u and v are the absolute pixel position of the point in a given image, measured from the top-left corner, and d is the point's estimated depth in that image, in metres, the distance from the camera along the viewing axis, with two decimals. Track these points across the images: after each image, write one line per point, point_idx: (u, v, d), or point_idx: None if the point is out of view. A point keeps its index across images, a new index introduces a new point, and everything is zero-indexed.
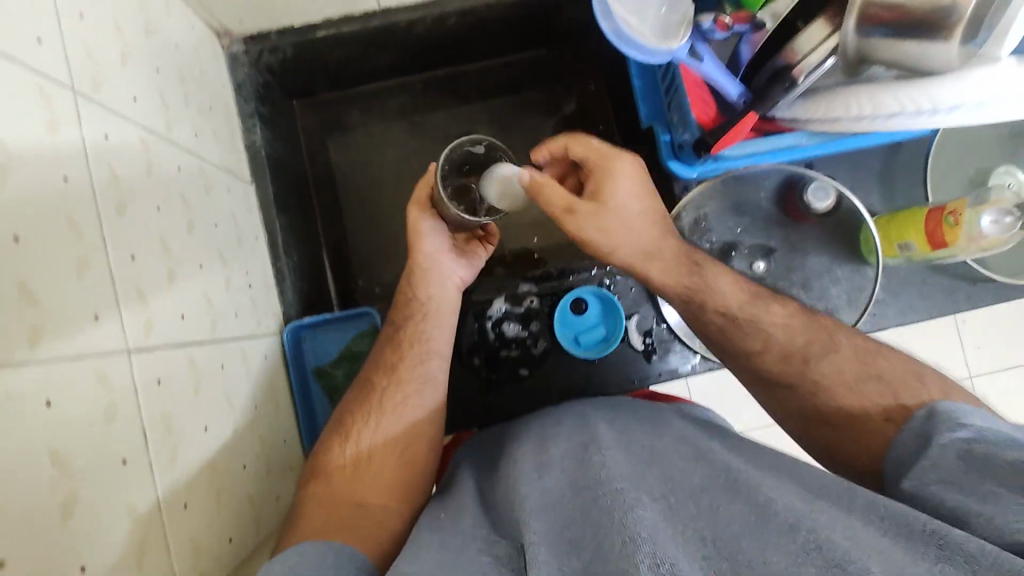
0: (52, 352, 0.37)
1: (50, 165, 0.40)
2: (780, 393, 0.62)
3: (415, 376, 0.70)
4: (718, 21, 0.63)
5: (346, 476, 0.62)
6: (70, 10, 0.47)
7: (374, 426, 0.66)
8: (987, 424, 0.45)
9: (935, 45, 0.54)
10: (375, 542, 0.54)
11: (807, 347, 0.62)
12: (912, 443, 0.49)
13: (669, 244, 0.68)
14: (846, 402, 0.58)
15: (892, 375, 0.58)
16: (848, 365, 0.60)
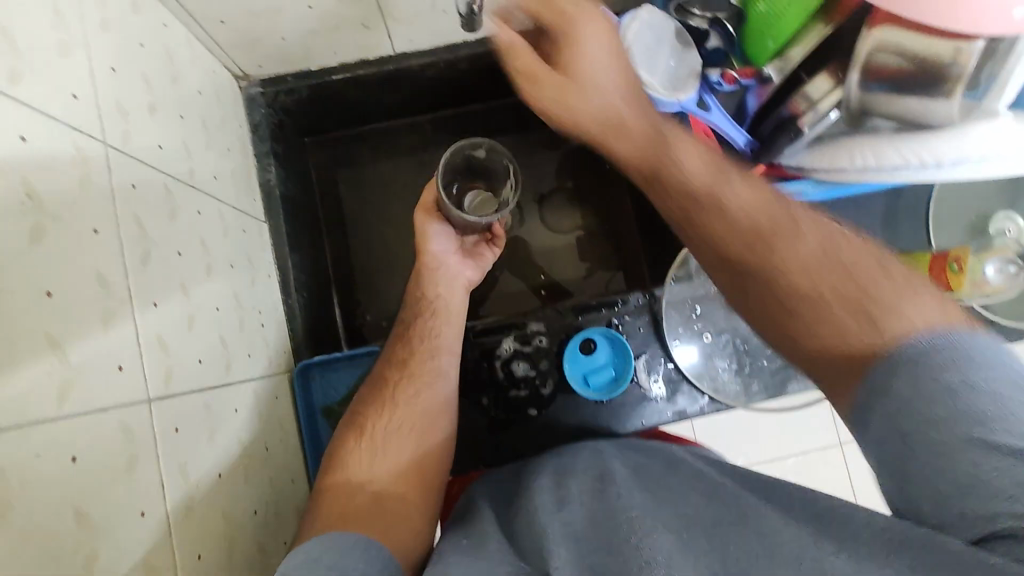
0: (78, 406, 0.38)
1: (81, 219, 0.41)
2: (721, 264, 0.51)
3: (427, 369, 0.71)
4: (724, 74, 0.66)
5: (363, 464, 0.63)
6: (103, 67, 0.49)
7: (389, 418, 0.67)
8: (989, 348, 0.39)
9: (937, 102, 0.57)
10: (393, 537, 0.56)
11: (762, 230, 0.49)
12: (909, 390, 0.39)
13: (642, 112, 0.56)
14: (801, 274, 0.47)
15: (863, 275, 0.45)
16: (749, 196, 0.51)
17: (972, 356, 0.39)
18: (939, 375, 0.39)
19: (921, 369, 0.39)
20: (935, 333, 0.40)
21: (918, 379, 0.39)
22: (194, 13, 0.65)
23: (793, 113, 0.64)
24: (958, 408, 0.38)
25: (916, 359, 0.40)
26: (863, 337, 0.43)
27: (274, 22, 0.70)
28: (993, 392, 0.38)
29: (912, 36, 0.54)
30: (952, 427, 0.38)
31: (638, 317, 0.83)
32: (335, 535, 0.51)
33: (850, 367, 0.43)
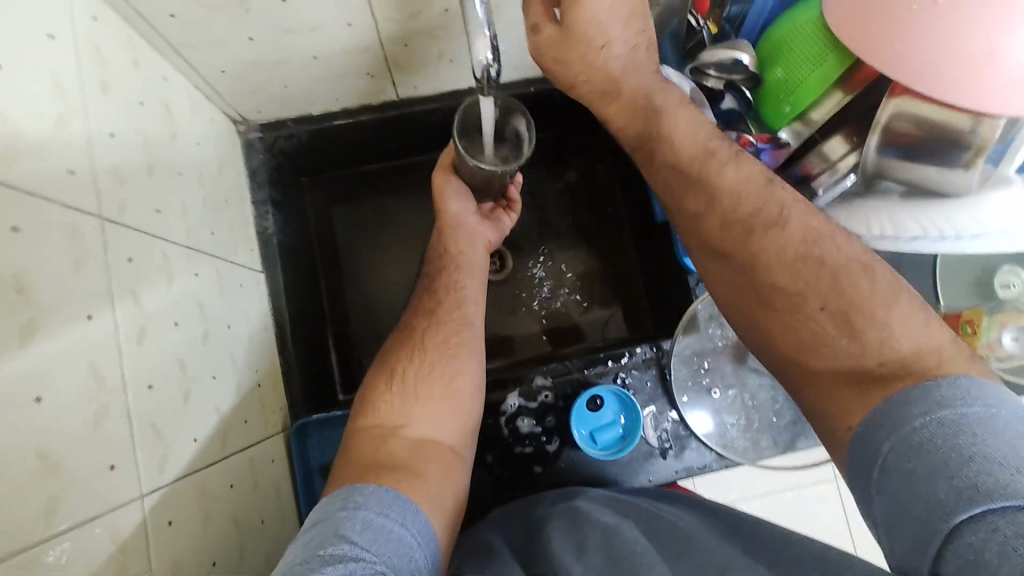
0: (67, 522, 0.35)
1: (75, 307, 0.39)
2: (714, 251, 0.51)
3: (454, 317, 0.72)
4: (742, 137, 0.63)
5: (394, 409, 0.63)
6: (103, 132, 0.46)
7: (420, 360, 0.67)
8: (984, 402, 0.36)
9: (954, 172, 0.57)
10: (426, 487, 0.57)
11: (790, 256, 0.47)
12: (915, 424, 0.36)
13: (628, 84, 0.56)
14: (794, 285, 0.46)
15: (863, 301, 0.44)
16: (760, 194, 0.50)
17: (978, 397, 0.36)
18: (937, 418, 0.36)
19: (918, 413, 0.37)
20: (931, 353, 0.40)
21: (905, 424, 0.37)
22: (195, 65, 0.63)
23: (807, 172, 0.62)
24: (956, 449, 0.34)
25: (920, 395, 0.37)
26: (851, 356, 0.43)
27: (277, 71, 0.68)
28: (1007, 439, 0.33)
29: (930, 107, 0.54)
30: (948, 474, 0.33)
31: (646, 370, 0.81)
32: (376, 492, 0.53)
33: (860, 382, 0.41)
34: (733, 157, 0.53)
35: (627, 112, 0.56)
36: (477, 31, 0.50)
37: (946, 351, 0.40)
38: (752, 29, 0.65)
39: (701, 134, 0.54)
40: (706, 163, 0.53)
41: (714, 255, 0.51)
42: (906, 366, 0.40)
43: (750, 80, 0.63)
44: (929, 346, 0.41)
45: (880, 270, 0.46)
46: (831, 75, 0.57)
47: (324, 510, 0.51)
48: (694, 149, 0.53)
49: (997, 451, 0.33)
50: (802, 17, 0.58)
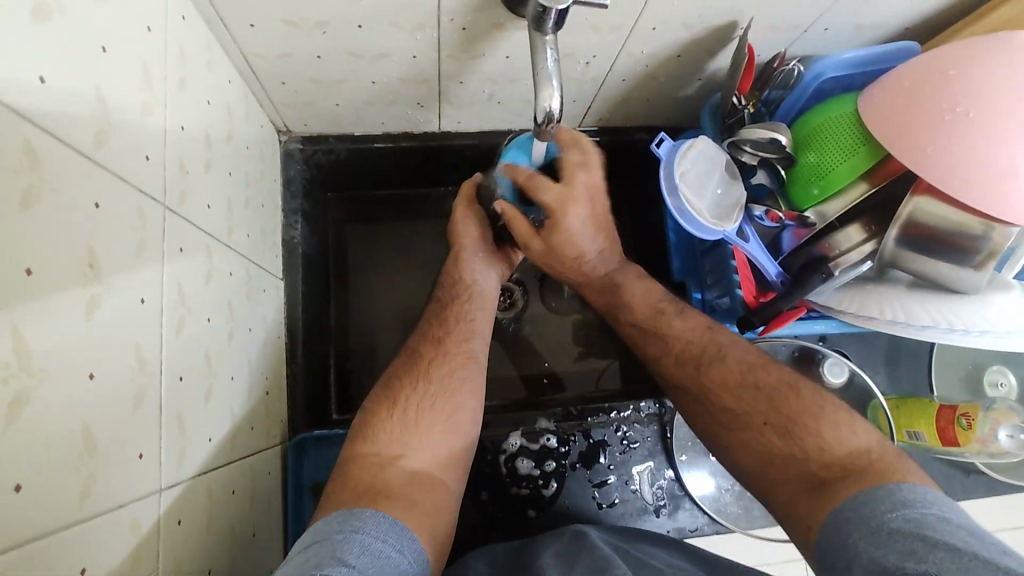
0: (97, 505, 0.34)
1: (132, 288, 0.39)
2: (700, 392, 0.64)
3: (462, 350, 0.70)
4: (769, 212, 0.67)
5: (396, 439, 0.62)
6: (176, 124, 0.48)
7: (422, 391, 0.66)
8: (919, 504, 0.47)
9: (967, 272, 0.61)
10: (420, 522, 0.55)
11: (702, 355, 0.65)
12: (876, 528, 0.46)
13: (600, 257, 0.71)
14: (737, 407, 0.61)
15: (770, 389, 0.61)
16: (697, 341, 0.66)
17: (911, 500, 0.48)
18: (903, 515, 0.46)
19: (887, 508, 0.47)
20: (864, 455, 0.54)
21: (875, 518, 0.47)
22: (257, 73, 0.65)
23: (824, 254, 0.64)
24: (919, 542, 0.43)
25: (888, 496, 0.48)
26: (765, 434, 0.59)
27: (334, 89, 0.71)
28: (961, 537, 0.43)
29: (947, 208, 0.57)
30: (917, 547, 0.43)
31: (647, 425, 0.83)
32: (355, 521, 0.51)
33: (814, 487, 0.53)
34: (677, 312, 0.69)
35: (599, 289, 0.73)
36: (546, 80, 0.53)
37: (877, 450, 0.54)
38: (786, 113, 0.69)
39: (652, 296, 0.71)
40: (658, 322, 0.69)
41: (670, 378, 0.67)
42: (862, 470, 0.52)
43: (784, 159, 0.67)
44: (858, 451, 0.54)
45: (770, 372, 0.62)
46: (861, 167, 0.61)
47: (322, 532, 0.50)
48: (647, 308, 0.70)
49: (961, 545, 0.42)
50: (839, 110, 0.63)
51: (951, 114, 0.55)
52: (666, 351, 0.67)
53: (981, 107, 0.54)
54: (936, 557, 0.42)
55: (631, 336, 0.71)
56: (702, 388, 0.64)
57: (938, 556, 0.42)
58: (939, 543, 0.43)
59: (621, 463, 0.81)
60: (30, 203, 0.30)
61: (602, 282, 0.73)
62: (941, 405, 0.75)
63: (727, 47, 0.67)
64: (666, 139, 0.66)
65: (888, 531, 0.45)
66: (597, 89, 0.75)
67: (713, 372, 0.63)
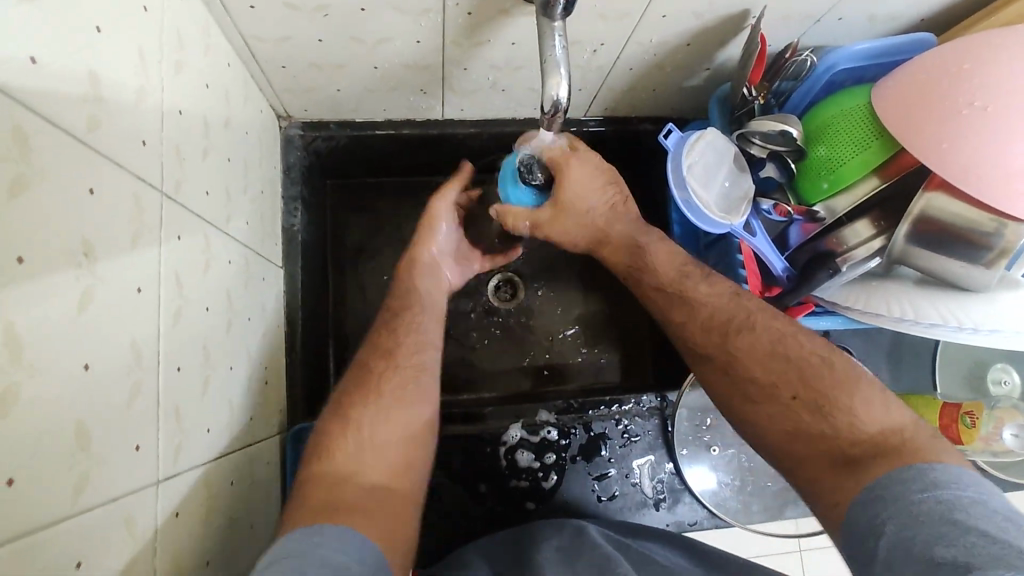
0: (92, 501, 0.33)
1: (128, 278, 0.37)
2: (726, 359, 0.63)
3: (413, 363, 0.66)
4: (776, 206, 0.66)
5: (346, 454, 0.57)
6: (172, 109, 0.46)
7: (372, 409, 0.60)
8: (954, 483, 0.46)
9: (977, 269, 0.60)
10: (383, 538, 0.52)
11: (731, 322, 0.64)
12: (906, 512, 0.45)
13: (619, 226, 0.71)
14: (765, 379, 0.60)
15: (801, 360, 0.60)
16: (725, 308, 0.64)
17: (946, 481, 0.47)
18: (935, 496, 0.45)
19: (919, 489, 0.46)
20: (897, 432, 0.53)
21: (905, 499, 0.46)
22: (257, 56, 0.63)
23: (831, 249, 0.63)
24: (951, 525, 0.43)
25: (920, 477, 0.47)
26: (793, 408, 0.58)
27: (336, 74, 0.69)
28: (996, 520, 0.43)
29: (958, 203, 0.56)
30: (951, 533, 0.42)
31: (648, 419, 0.82)
32: (313, 538, 0.47)
33: (847, 462, 0.53)
34: (703, 277, 0.67)
35: (621, 250, 0.71)
36: (553, 68, 0.52)
37: (911, 428, 0.53)
38: (795, 106, 0.68)
39: (677, 260, 0.69)
40: (684, 284, 0.67)
41: (693, 346, 0.66)
42: (894, 448, 0.51)
43: (794, 153, 0.65)
44: (890, 427, 0.53)
45: (798, 344, 0.61)
46: (873, 161, 0.60)
47: (283, 550, 0.45)
48: (670, 273, 0.68)
49: (993, 530, 0.42)
50: (851, 103, 0.62)
51: (968, 108, 0.54)
52: (690, 318, 0.66)
53: (999, 102, 0.53)
54: (973, 545, 0.41)
55: (654, 300, 0.69)
56: (728, 357, 0.63)
57: (969, 543, 0.41)
58: (975, 528, 0.42)
59: (621, 457, 0.81)
60: (18, 191, 0.29)
61: (623, 241, 0.71)
62: (944, 402, 0.75)
63: (739, 37, 0.66)
64: (674, 130, 0.65)
65: (916, 514, 0.45)
66: (604, 78, 0.74)
67: (741, 340, 0.62)
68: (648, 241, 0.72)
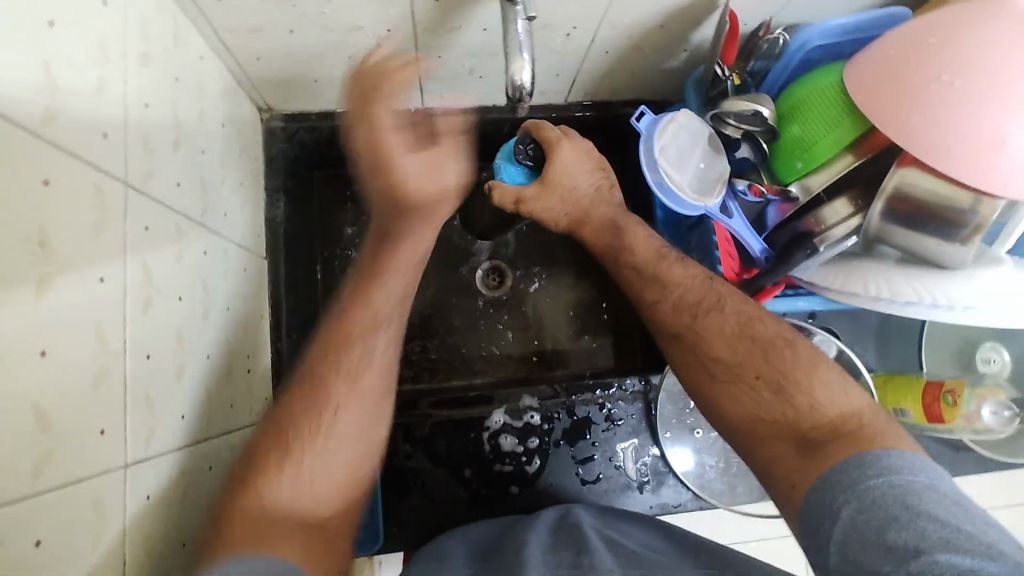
0: (53, 482, 0.34)
1: (90, 267, 0.38)
2: (694, 340, 0.63)
3: (370, 343, 0.61)
4: (752, 186, 0.65)
5: (288, 462, 0.52)
6: (138, 102, 0.47)
7: (324, 412, 0.55)
8: (906, 465, 0.47)
9: (953, 246, 0.60)
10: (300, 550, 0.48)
11: (699, 304, 0.64)
12: (861, 496, 0.46)
13: (599, 211, 0.73)
14: (732, 359, 0.60)
15: (766, 342, 0.60)
16: (694, 290, 0.65)
17: (904, 466, 0.47)
18: (888, 480, 0.46)
19: (873, 474, 0.47)
20: (856, 415, 0.53)
21: (860, 484, 0.46)
22: (230, 48, 0.64)
23: (809, 229, 0.62)
24: (903, 510, 0.44)
25: (875, 461, 0.47)
26: (757, 390, 0.58)
27: (311, 64, 0.69)
28: (947, 505, 0.44)
29: (933, 179, 0.56)
30: (905, 519, 0.43)
31: (631, 403, 0.83)
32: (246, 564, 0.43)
33: (806, 445, 0.53)
34: (678, 259, 0.68)
35: (601, 230, 0.72)
36: (517, 53, 0.52)
37: (870, 412, 0.53)
38: (771, 87, 0.68)
39: (654, 243, 0.70)
40: (658, 263, 0.67)
41: (661, 326, 0.66)
42: (854, 431, 0.52)
43: (766, 133, 0.64)
44: (849, 410, 0.54)
45: (764, 327, 0.61)
46: (845, 140, 0.59)
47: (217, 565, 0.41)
48: (646, 252, 0.69)
49: (944, 515, 0.43)
50: (825, 81, 0.61)
51: (937, 82, 0.53)
52: (664, 295, 0.66)
53: (969, 77, 0.52)
54: (924, 532, 0.42)
55: (627, 279, 0.69)
56: (697, 339, 0.63)
57: (919, 530, 0.42)
58: (924, 512, 0.43)
59: (605, 440, 0.82)
60: None
61: (603, 222, 0.72)
62: (928, 382, 0.75)
63: (713, 16, 0.65)
64: (647, 113, 0.65)
65: (870, 497, 0.45)
66: (581, 62, 0.74)
67: (711, 321, 0.62)
68: (626, 227, 0.72)
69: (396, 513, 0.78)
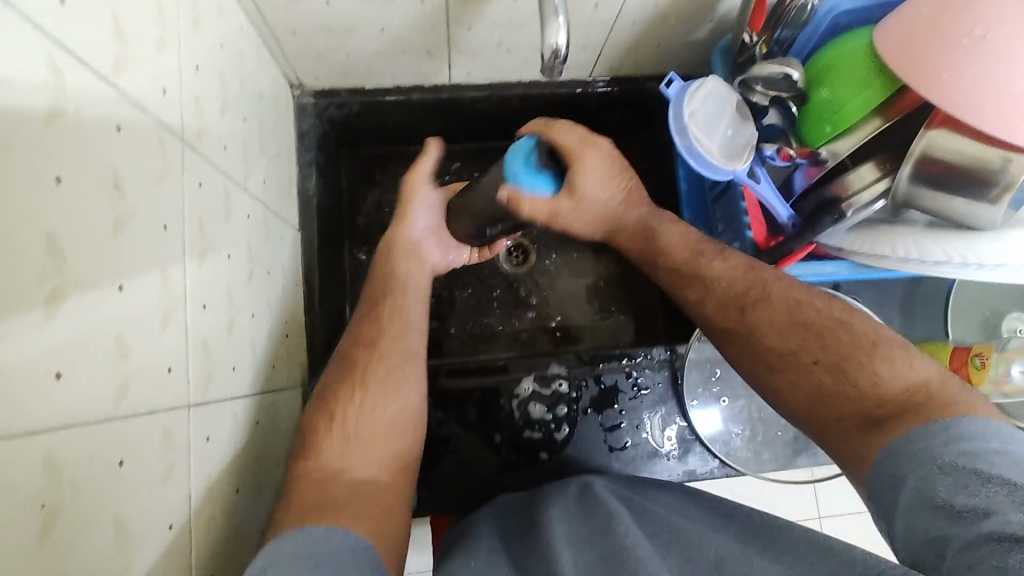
0: (132, 409, 0.36)
1: (154, 214, 0.40)
2: (747, 333, 0.61)
3: (399, 351, 0.66)
4: (780, 151, 0.66)
5: (337, 449, 0.56)
6: (191, 65, 0.49)
7: (361, 400, 0.60)
8: (977, 428, 0.44)
9: (983, 207, 0.60)
10: (360, 520, 0.51)
11: (747, 292, 0.62)
12: (920, 464, 0.45)
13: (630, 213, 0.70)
14: (787, 349, 0.58)
15: (821, 325, 0.58)
16: (737, 280, 0.63)
17: (985, 433, 0.44)
18: (956, 448, 0.44)
19: (942, 442, 0.45)
20: (923, 386, 0.51)
21: (927, 452, 0.45)
22: (268, 20, 0.65)
23: (836, 194, 0.62)
24: (971, 476, 0.42)
25: (945, 430, 0.45)
26: (816, 373, 0.56)
27: (345, 38, 0.71)
28: (1019, 468, 0.41)
29: (964, 141, 0.56)
30: (975, 485, 0.41)
31: (658, 371, 0.84)
32: (308, 534, 0.47)
33: (873, 423, 0.51)
34: (719, 251, 0.66)
35: (635, 235, 0.70)
36: (552, 16, 0.53)
37: (938, 382, 0.51)
38: (800, 51, 0.69)
39: (690, 236, 0.68)
40: (698, 261, 0.66)
41: (709, 322, 0.64)
42: (921, 404, 0.49)
43: (797, 97, 0.66)
44: (914, 382, 0.51)
45: (815, 310, 0.59)
46: (876, 99, 0.60)
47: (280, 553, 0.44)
48: (684, 252, 0.67)
49: (1016, 479, 0.40)
50: (853, 43, 0.62)
51: (970, 37, 0.54)
52: (708, 295, 0.64)
53: (1003, 30, 0.52)
54: (997, 498, 0.40)
55: (665, 280, 0.68)
56: (751, 331, 0.60)
57: (988, 500, 0.40)
58: (990, 476, 0.41)
59: (632, 408, 0.83)
60: (57, 119, 0.31)
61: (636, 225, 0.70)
62: (954, 346, 0.75)
63: None
64: (675, 79, 0.65)
65: (939, 463, 0.44)
66: (607, 34, 0.75)
67: (762, 313, 0.60)
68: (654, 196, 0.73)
69: (427, 480, 0.79)
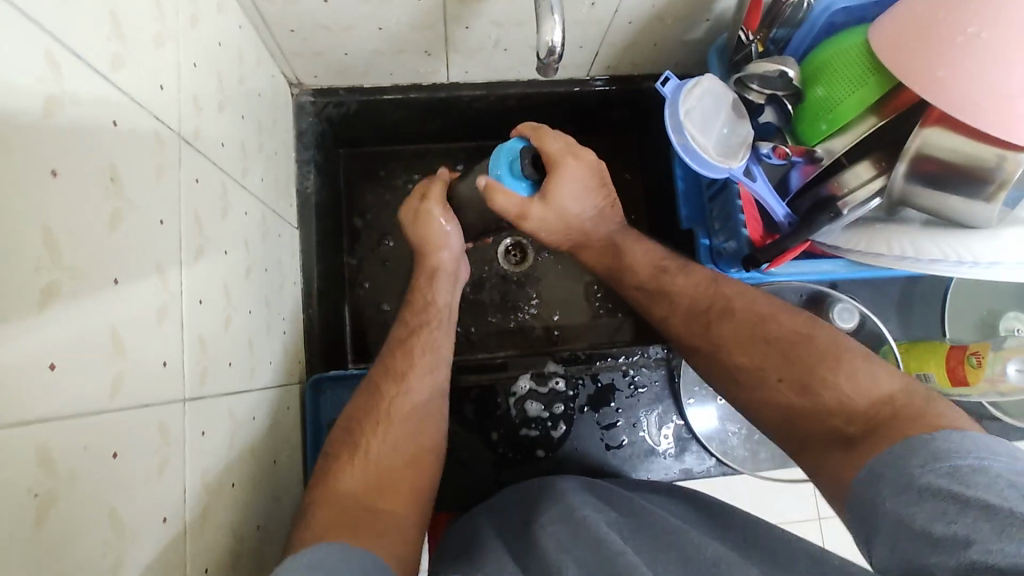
0: (127, 403, 0.37)
1: (150, 209, 0.41)
2: (711, 347, 0.64)
3: (426, 383, 0.67)
4: (776, 149, 0.65)
5: (354, 474, 0.57)
6: (188, 62, 0.49)
7: (386, 431, 0.61)
8: (956, 445, 0.43)
9: (979, 206, 0.59)
10: (381, 542, 0.51)
11: (711, 309, 0.65)
12: (896, 490, 0.44)
13: (601, 230, 0.74)
14: (749, 364, 0.60)
15: (782, 340, 0.60)
16: (703, 298, 0.67)
17: (967, 450, 0.43)
18: (934, 469, 0.43)
19: (918, 463, 0.44)
20: (888, 402, 0.51)
21: (905, 473, 0.44)
22: (266, 18, 0.66)
23: (832, 193, 0.62)
24: (950, 500, 0.41)
25: (920, 448, 0.44)
26: (782, 392, 0.57)
27: (343, 36, 0.71)
28: (999, 489, 0.40)
29: (957, 138, 0.56)
30: (955, 511, 0.40)
31: (655, 369, 0.84)
32: (316, 551, 0.46)
33: (840, 442, 0.51)
34: (680, 270, 0.70)
35: (600, 252, 0.75)
36: (548, 14, 0.53)
37: (902, 394, 0.51)
38: (796, 51, 0.69)
39: (654, 258, 0.72)
40: (660, 279, 0.70)
41: (678, 338, 0.68)
42: (886, 420, 0.49)
43: (793, 95, 0.67)
44: (880, 396, 0.52)
45: (776, 325, 0.61)
46: (870, 97, 0.60)
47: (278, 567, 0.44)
48: (647, 269, 0.71)
49: (996, 501, 0.39)
50: (848, 42, 0.63)
51: (963, 35, 0.54)
52: (672, 311, 0.68)
53: (996, 27, 0.53)
54: (975, 524, 0.39)
55: (636, 299, 0.72)
56: (716, 349, 0.63)
57: (968, 525, 0.39)
58: (970, 499, 0.40)
59: (629, 406, 0.83)
60: (53, 113, 0.32)
61: (602, 243, 0.74)
62: (951, 345, 0.75)
63: None
64: (671, 78, 0.65)
65: (921, 487, 0.43)
66: (604, 33, 0.75)
67: (724, 328, 0.63)
68: None
69: None
